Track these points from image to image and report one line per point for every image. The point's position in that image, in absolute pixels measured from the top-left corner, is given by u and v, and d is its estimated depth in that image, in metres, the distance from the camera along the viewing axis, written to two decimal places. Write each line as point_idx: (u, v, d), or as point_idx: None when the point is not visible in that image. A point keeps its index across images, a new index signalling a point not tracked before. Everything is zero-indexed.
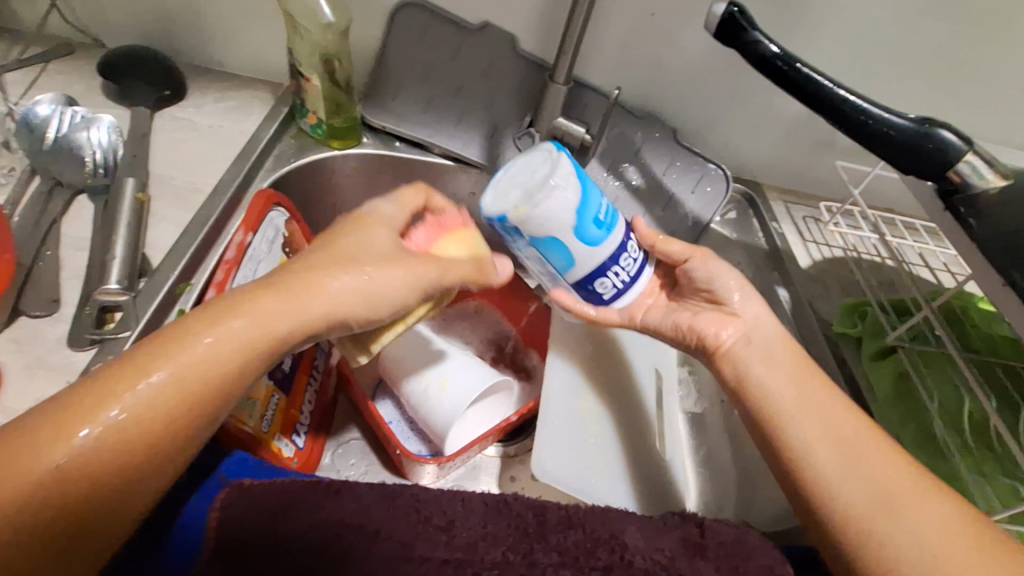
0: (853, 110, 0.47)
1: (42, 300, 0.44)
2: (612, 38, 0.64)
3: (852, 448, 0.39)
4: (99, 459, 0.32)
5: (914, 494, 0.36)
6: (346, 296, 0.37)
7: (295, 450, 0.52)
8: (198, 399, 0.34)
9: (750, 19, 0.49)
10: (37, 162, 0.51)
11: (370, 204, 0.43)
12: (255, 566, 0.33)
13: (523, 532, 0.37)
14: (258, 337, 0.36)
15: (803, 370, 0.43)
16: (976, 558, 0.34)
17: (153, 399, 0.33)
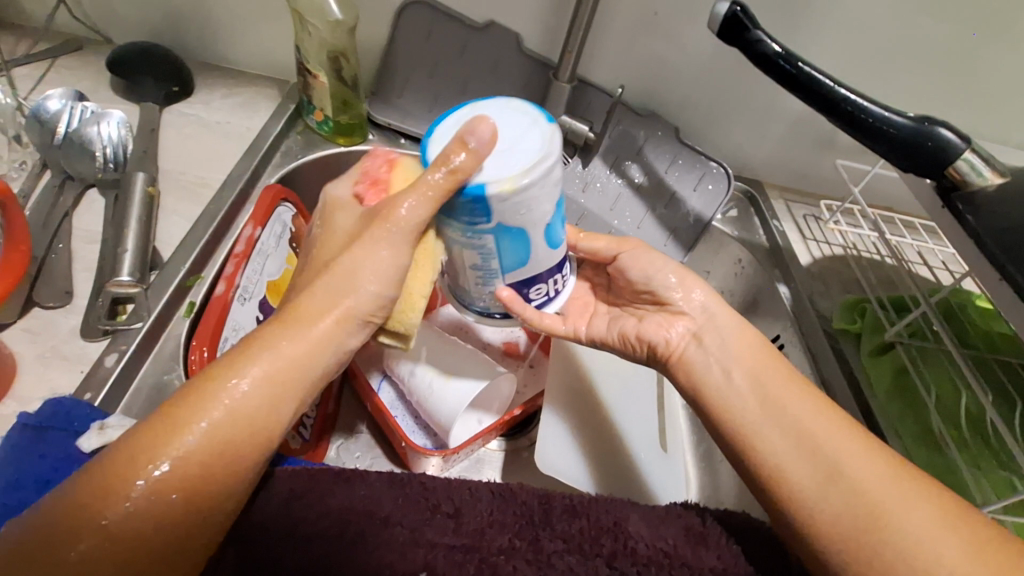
0: (853, 109, 0.48)
1: (56, 292, 0.45)
2: (616, 36, 0.65)
3: (824, 447, 0.38)
4: (155, 514, 0.30)
5: (887, 486, 0.35)
6: (357, 301, 0.37)
7: (301, 443, 0.54)
8: (240, 438, 0.33)
9: (752, 18, 0.50)
10: (48, 156, 0.52)
11: (325, 191, 0.42)
12: (269, 546, 0.34)
13: (529, 519, 0.37)
14: (292, 371, 0.35)
15: (761, 366, 0.42)
16: (965, 555, 0.33)
17: (192, 449, 0.31)
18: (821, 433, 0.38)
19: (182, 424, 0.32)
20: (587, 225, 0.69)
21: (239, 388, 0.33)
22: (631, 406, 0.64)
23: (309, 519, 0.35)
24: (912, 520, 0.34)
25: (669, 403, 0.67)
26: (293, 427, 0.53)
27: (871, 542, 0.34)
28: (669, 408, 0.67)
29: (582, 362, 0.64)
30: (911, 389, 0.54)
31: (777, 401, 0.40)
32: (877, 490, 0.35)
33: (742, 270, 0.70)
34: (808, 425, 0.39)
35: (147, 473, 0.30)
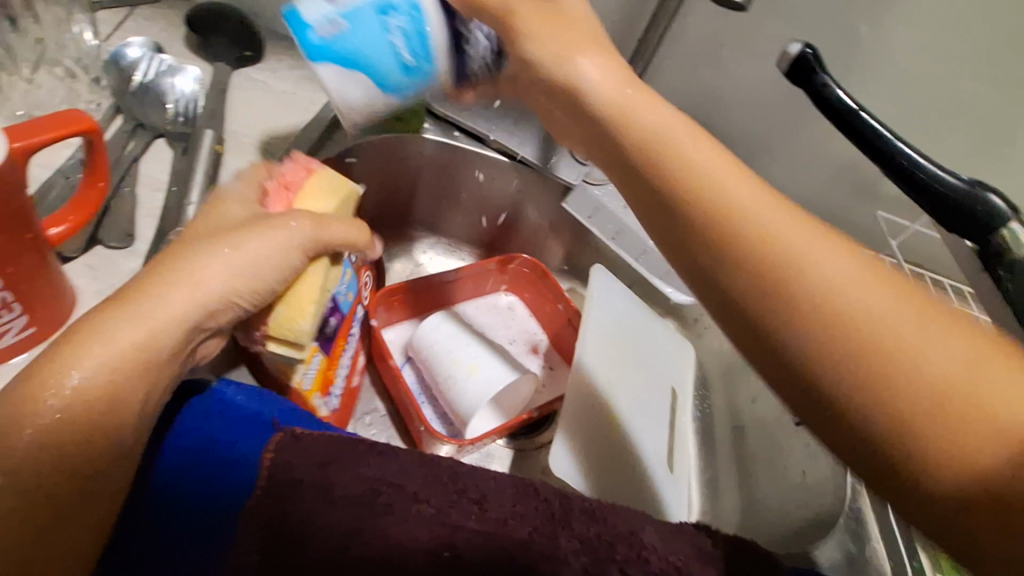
0: (907, 163, 0.48)
1: (119, 233, 0.46)
2: (679, 59, 0.66)
3: (804, 263, 0.31)
4: (3, 519, 0.30)
5: (879, 302, 0.30)
6: (208, 284, 0.36)
7: (326, 410, 0.54)
8: (67, 435, 0.31)
9: (821, 63, 0.51)
10: (122, 101, 0.53)
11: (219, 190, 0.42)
12: (304, 504, 0.37)
13: (550, 516, 0.38)
14: (129, 355, 0.33)
15: (658, 167, 0.36)
16: (892, 299, 0.30)
17: (22, 465, 0.31)
18: (732, 222, 0.32)
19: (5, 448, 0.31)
20: (624, 240, 0.71)
21: (69, 384, 0.32)
22: (644, 420, 0.64)
23: (343, 486, 0.37)
24: (914, 332, 0.29)
25: (681, 424, 0.68)
26: (322, 395, 0.53)
27: (855, 350, 0.29)
28: (679, 428, 0.68)
29: (601, 372, 0.64)
30: None
31: (744, 219, 0.32)
32: (861, 306, 0.30)
33: None
34: (772, 237, 0.32)
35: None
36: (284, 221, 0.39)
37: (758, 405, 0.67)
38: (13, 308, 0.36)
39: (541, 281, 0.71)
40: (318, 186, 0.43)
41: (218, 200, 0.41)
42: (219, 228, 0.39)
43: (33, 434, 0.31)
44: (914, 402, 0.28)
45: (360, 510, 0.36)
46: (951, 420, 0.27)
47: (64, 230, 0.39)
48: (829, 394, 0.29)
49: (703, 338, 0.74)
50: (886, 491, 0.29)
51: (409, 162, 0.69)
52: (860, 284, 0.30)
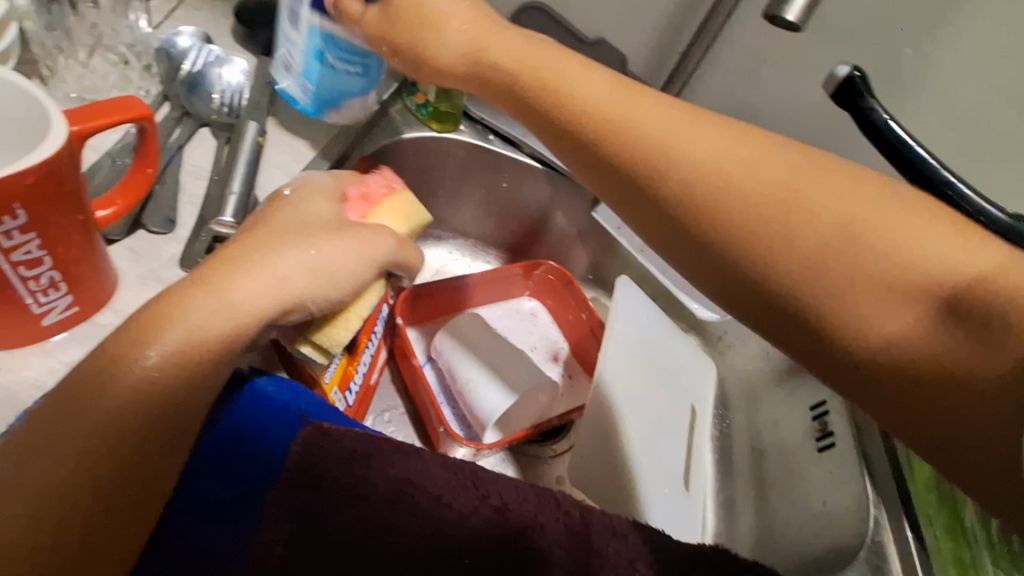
0: (953, 194, 0.47)
1: (161, 219, 0.47)
2: (720, 75, 0.66)
3: (708, 164, 0.36)
4: (87, 476, 0.32)
5: (780, 180, 0.35)
6: (288, 277, 0.37)
7: (345, 406, 0.55)
8: (133, 417, 0.33)
9: (868, 86, 0.50)
10: (170, 90, 0.54)
11: (299, 179, 0.43)
12: (333, 499, 0.38)
13: (570, 530, 0.38)
14: (208, 336, 0.35)
15: (608, 157, 0.38)
16: (791, 170, 0.35)
17: (88, 441, 0.32)
18: (667, 174, 0.36)
19: (76, 418, 0.32)
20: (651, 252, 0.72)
21: (152, 357, 0.33)
22: (663, 436, 0.64)
23: (372, 483, 0.38)
24: (817, 193, 0.34)
25: (699, 442, 0.67)
26: (340, 390, 0.53)
27: (791, 259, 0.34)
28: (697, 447, 0.67)
29: (619, 386, 0.62)
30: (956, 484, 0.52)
31: (655, 145, 0.37)
32: (767, 185, 0.35)
33: None
34: (678, 149, 0.36)
35: (74, 443, 0.32)
36: (373, 233, 0.41)
37: (780, 429, 0.66)
38: (59, 288, 0.37)
39: (565, 288, 0.71)
40: (395, 205, 0.45)
41: (308, 187, 0.42)
42: (310, 220, 0.40)
43: (105, 414, 0.32)
44: (856, 287, 0.33)
45: (390, 509, 0.37)
46: (878, 288, 0.33)
47: (111, 213, 0.40)
48: (779, 302, 0.35)
49: (726, 357, 0.74)
50: (844, 380, 0.35)
51: (444, 162, 0.69)
52: (750, 167, 0.36)
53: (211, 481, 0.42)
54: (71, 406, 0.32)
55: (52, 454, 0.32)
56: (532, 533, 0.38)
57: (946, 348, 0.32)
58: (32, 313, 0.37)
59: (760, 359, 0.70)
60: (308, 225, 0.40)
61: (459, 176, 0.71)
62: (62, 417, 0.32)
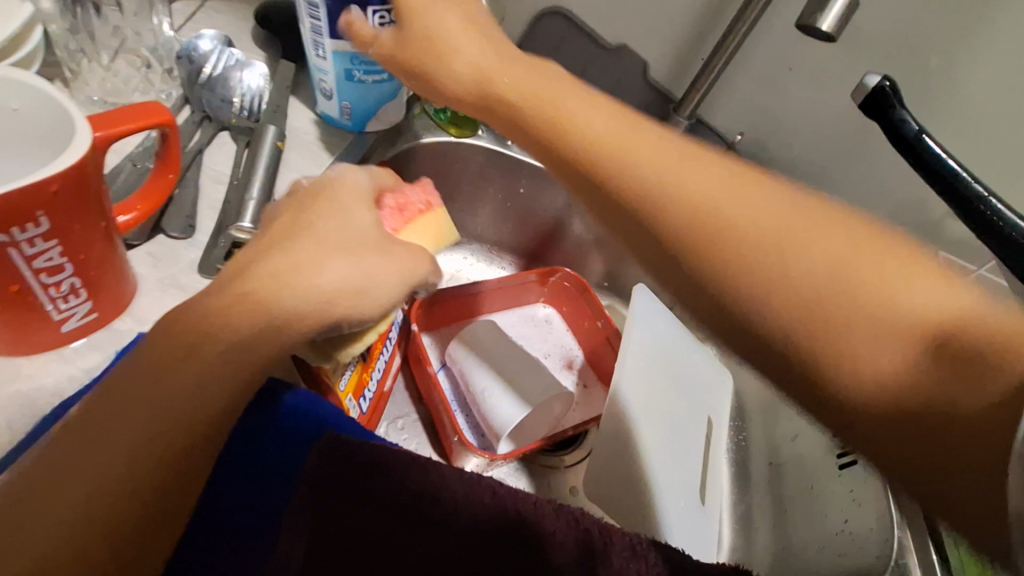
0: (987, 211, 0.46)
1: (180, 223, 0.47)
2: (743, 83, 0.64)
3: (683, 192, 0.33)
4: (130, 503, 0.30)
5: (756, 210, 0.32)
6: (332, 294, 0.34)
7: (359, 413, 0.54)
8: (187, 418, 0.31)
9: (900, 97, 0.49)
10: (191, 93, 0.54)
11: (341, 170, 0.40)
12: (349, 510, 0.38)
13: (588, 548, 0.37)
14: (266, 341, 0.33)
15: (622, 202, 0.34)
16: (788, 213, 0.32)
17: (141, 441, 0.30)
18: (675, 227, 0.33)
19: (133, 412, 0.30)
20: None
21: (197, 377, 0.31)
22: (680, 449, 0.63)
23: (393, 497, 0.38)
24: (814, 236, 0.31)
25: (715, 456, 0.66)
26: (355, 397, 0.53)
27: (823, 317, 0.30)
28: (714, 460, 0.66)
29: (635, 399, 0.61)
30: None
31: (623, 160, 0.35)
32: (741, 211, 0.32)
33: None
34: (647, 168, 0.34)
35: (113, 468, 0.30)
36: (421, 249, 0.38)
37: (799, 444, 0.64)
38: (79, 294, 0.37)
39: (582, 296, 0.70)
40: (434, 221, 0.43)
41: (353, 190, 0.39)
42: (354, 233, 0.37)
43: (166, 413, 0.31)
44: (868, 327, 0.29)
45: (414, 520, 0.38)
46: (873, 329, 0.29)
47: (132, 218, 0.40)
48: (794, 364, 0.30)
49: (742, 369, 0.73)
50: (855, 441, 0.30)
51: (461, 167, 0.69)
52: (753, 203, 0.32)
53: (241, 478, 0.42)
54: (102, 423, 0.30)
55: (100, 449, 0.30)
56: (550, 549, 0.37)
57: (926, 382, 0.29)
58: (52, 320, 0.37)
59: None
60: (348, 236, 0.36)
61: (476, 181, 0.70)
62: (117, 408, 0.31)
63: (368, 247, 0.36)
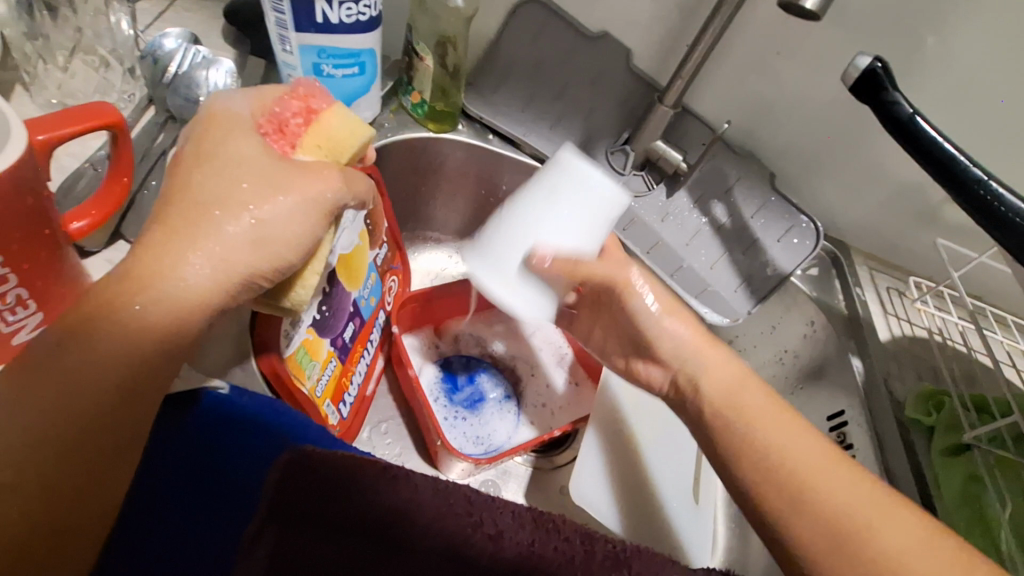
0: (987, 194, 0.44)
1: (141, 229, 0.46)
2: (731, 69, 0.62)
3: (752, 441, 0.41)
4: (59, 465, 0.29)
5: (823, 471, 0.39)
6: (234, 247, 0.32)
7: (338, 418, 0.53)
8: (107, 386, 0.30)
9: (891, 78, 0.47)
10: (155, 92, 0.53)
11: (209, 104, 0.36)
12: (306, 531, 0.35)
13: (569, 559, 0.36)
14: (186, 301, 0.31)
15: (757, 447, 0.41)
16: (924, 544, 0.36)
17: (55, 416, 0.29)
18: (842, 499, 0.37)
19: (39, 386, 0.29)
20: (660, 253, 0.66)
21: (130, 321, 0.30)
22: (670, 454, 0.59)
23: (364, 515, 0.36)
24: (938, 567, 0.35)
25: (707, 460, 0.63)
26: (333, 402, 0.52)
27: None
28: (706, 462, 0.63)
29: (628, 395, 0.59)
30: (983, 502, 0.51)
31: (722, 410, 0.43)
32: (807, 472, 0.39)
33: (812, 333, 0.66)
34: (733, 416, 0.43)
35: (41, 423, 0.29)
36: (321, 179, 0.34)
37: None
38: (27, 306, 0.35)
39: None
40: (333, 125, 0.37)
41: (232, 122, 0.35)
42: (251, 182, 0.33)
43: (75, 380, 0.29)
44: None
45: (377, 544, 0.35)
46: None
47: (86, 224, 0.38)
48: None
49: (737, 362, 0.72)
50: None
51: (442, 162, 0.68)
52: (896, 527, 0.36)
53: (181, 484, 0.40)
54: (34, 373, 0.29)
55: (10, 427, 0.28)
56: (530, 564, 0.35)
57: None
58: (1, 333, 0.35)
59: (773, 365, 0.69)
60: (243, 174, 0.33)
61: (459, 177, 0.69)
62: (22, 390, 0.29)
63: (270, 180, 0.33)
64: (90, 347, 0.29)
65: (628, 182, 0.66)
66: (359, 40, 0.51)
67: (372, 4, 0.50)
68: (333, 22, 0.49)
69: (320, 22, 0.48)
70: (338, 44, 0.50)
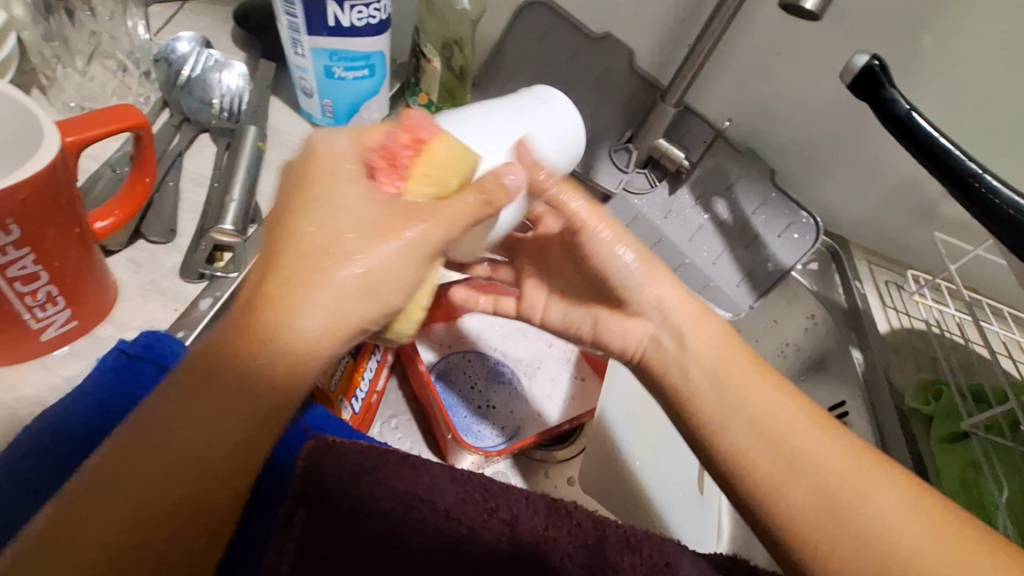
0: (982, 187, 0.45)
1: (162, 228, 0.47)
2: (732, 68, 0.63)
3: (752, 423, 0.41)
4: (177, 511, 0.28)
5: (808, 434, 0.40)
6: (342, 298, 0.31)
7: (352, 413, 0.54)
8: (198, 476, 0.29)
9: (889, 76, 0.48)
10: (169, 95, 0.54)
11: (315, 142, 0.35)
12: (339, 511, 0.38)
13: (583, 544, 0.37)
14: (293, 356, 0.30)
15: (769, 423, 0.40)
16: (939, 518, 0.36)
17: (169, 472, 0.28)
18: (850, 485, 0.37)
19: (149, 456, 0.28)
20: (663, 250, 0.68)
21: (256, 362, 0.30)
22: (673, 447, 0.60)
23: (384, 501, 0.38)
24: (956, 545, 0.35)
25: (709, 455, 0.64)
26: (347, 398, 0.53)
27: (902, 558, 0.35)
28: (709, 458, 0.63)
29: (633, 393, 0.60)
30: (982, 488, 0.52)
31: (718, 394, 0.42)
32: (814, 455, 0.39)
33: (813, 326, 0.67)
34: (728, 376, 0.43)
35: (167, 469, 0.28)
36: (421, 223, 0.33)
37: None
38: (57, 302, 0.36)
39: None
40: (441, 155, 0.36)
41: (338, 167, 0.34)
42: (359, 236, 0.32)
43: (202, 424, 0.29)
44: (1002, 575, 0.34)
45: (393, 528, 0.37)
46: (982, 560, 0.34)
47: (110, 224, 0.39)
48: None
49: None
50: None
51: None
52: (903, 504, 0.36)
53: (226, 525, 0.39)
54: (173, 415, 0.29)
55: (117, 501, 0.27)
56: (545, 547, 0.37)
57: None
58: (30, 329, 0.37)
59: (775, 358, 0.71)
60: (351, 220, 0.32)
61: None
62: (118, 473, 0.28)
63: (375, 227, 0.32)
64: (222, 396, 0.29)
65: (631, 180, 0.67)
66: (368, 45, 0.52)
67: (382, 7, 0.50)
68: (344, 25, 0.50)
69: (331, 25, 0.50)
70: (349, 47, 0.51)
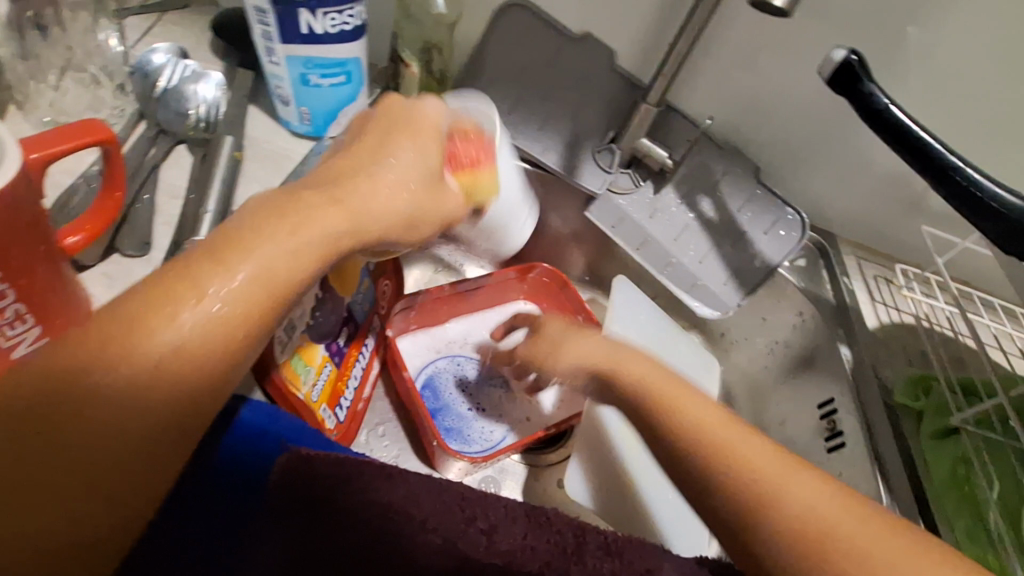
0: (963, 180, 0.44)
1: (136, 242, 0.47)
2: (714, 66, 0.63)
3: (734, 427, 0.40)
4: (125, 437, 0.28)
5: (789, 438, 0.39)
6: (384, 223, 0.38)
7: (336, 423, 0.53)
8: (174, 389, 0.29)
9: (867, 70, 0.48)
10: (145, 107, 0.54)
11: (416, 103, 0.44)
12: (314, 517, 0.38)
13: (561, 550, 0.36)
14: (274, 281, 0.32)
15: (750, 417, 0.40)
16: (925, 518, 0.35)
17: (120, 402, 0.28)
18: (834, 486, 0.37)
19: (101, 381, 0.28)
20: (649, 250, 0.67)
21: (228, 288, 0.31)
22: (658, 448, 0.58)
23: (359, 510, 0.37)
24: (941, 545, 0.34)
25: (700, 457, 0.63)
26: (330, 407, 0.52)
27: None
28: None
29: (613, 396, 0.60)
30: (972, 484, 0.52)
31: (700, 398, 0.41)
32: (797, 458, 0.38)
33: (801, 323, 0.67)
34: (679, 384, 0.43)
35: (121, 388, 0.28)
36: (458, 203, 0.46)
37: (787, 427, 0.66)
38: (25, 320, 0.36)
39: (561, 290, 0.69)
40: (484, 181, 0.50)
41: (421, 131, 0.43)
42: (384, 196, 0.38)
43: (156, 357, 0.29)
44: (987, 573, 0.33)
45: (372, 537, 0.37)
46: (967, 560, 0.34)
47: (81, 239, 0.39)
48: None
49: (730, 353, 0.74)
50: None
51: None
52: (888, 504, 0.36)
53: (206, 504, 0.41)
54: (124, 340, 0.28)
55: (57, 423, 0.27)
56: (523, 556, 0.36)
57: None
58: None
59: (765, 355, 0.71)
60: (404, 166, 0.40)
61: None
62: (64, 395, 0.27)
63: (428, 178, 0.42)
64: (180, 330, 0.29)
65: (615, 180, 0.67)
66: (343, 51, 0.52)
67: (356, 13, 0.50)
68: (318, 32, 0.49)
69: (305, 33, 0.49)
70: (324, 54, 0.51)
